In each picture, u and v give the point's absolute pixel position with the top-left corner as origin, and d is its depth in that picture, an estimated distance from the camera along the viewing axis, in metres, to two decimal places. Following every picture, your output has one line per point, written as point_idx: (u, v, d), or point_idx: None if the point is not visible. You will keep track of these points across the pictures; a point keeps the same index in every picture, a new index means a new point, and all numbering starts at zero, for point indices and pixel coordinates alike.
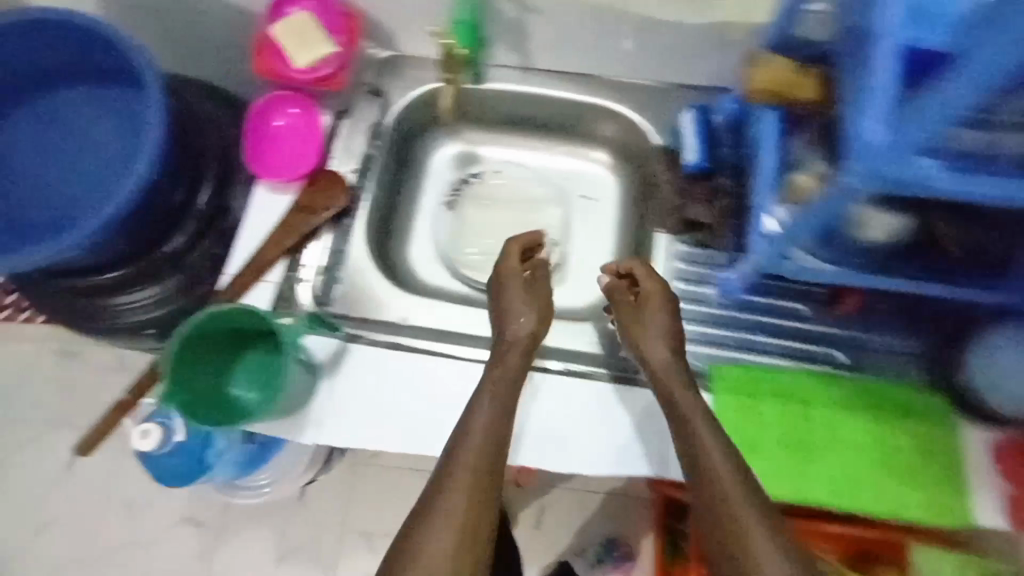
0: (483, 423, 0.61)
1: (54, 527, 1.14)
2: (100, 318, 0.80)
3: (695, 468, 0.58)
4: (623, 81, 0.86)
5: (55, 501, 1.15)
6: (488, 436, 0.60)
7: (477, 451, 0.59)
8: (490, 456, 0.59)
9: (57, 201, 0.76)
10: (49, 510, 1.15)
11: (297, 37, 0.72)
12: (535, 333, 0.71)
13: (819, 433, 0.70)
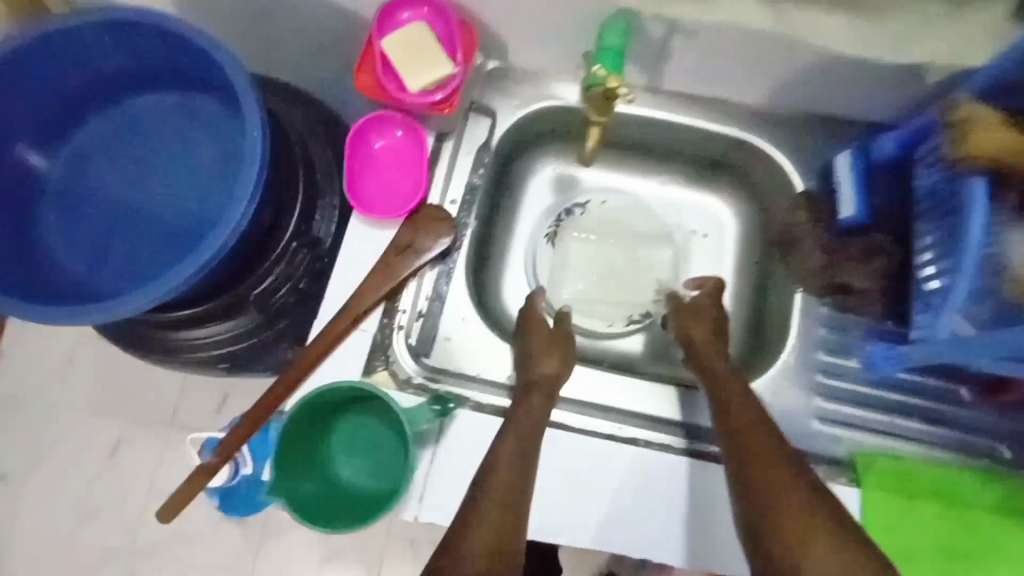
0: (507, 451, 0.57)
1: (74, 538, 1.05)
2: (180, 351, 0.74)
3: (770, 510, 0.50)
4: (765, 111, 0.74)
5: (76, 510, 1.06)
6: (513, 464, 0.55)
7: (501, 480, 0.53)
8: (513, 489, 0.53)
9: (137, 226, 0.70)
10: (69, 520, 1.05)
11: (410, 54, 0.62)
12: (558, 375, 0.66)
13: (988, 545, 0.61)
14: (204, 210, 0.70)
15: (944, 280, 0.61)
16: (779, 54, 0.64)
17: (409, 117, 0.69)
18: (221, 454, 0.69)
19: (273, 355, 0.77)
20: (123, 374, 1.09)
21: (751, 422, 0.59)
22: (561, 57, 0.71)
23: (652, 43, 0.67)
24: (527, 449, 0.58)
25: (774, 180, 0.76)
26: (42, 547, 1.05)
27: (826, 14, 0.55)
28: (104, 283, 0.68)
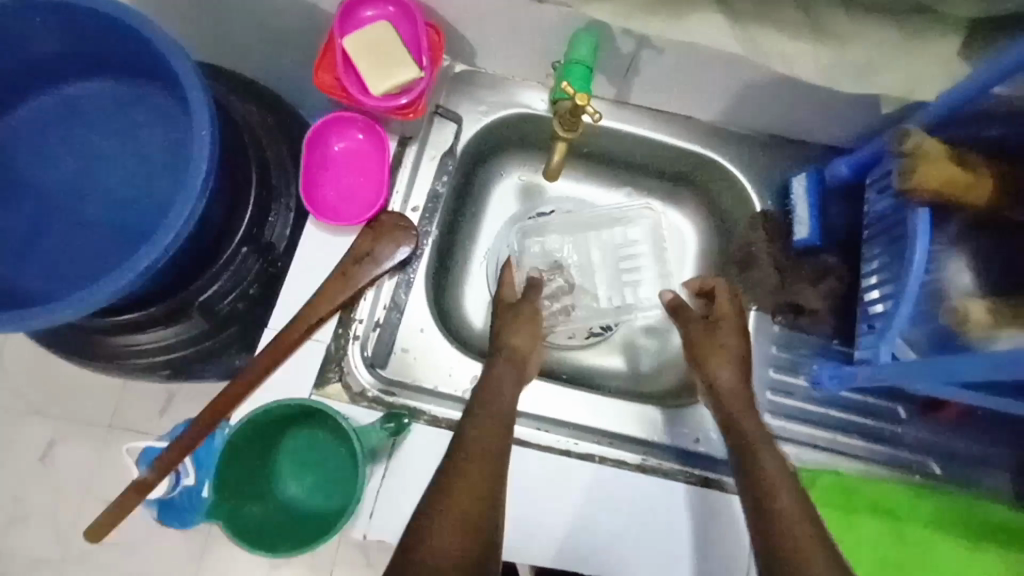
0: (481, 431, 0.58)
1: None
2: (114, 356, 0.69)
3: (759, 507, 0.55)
4: (729, 129, 0.75)
5: (1, 517, 0.98)
6: (482, 450, 0.56)
7: (475, 464, 0.55)
8: (488, 473, 0.55)
9: (67, 222, 0.65)
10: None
11: (372, 55, 0.60)
12: (526, 354, 0.67)
13: (914, 556, 0.64)
14: (143, 208, 0.66)
15: (887, 304, 0.64)
16: (741, 77, 0.65)
17: (372, 119, 0.66)
18: (158, 470, 0.67)
19: (219, 361, 0.73)
20: (57, 370, 1.01)
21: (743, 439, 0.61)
22: (529, 65, 0.69)
23: (620, 57, 0.66)
24: (497, 430, 0.59)
25: (735, 196, 0.77)
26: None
27: (790, 40, 0.55)
28: (25, 283, 0.63)
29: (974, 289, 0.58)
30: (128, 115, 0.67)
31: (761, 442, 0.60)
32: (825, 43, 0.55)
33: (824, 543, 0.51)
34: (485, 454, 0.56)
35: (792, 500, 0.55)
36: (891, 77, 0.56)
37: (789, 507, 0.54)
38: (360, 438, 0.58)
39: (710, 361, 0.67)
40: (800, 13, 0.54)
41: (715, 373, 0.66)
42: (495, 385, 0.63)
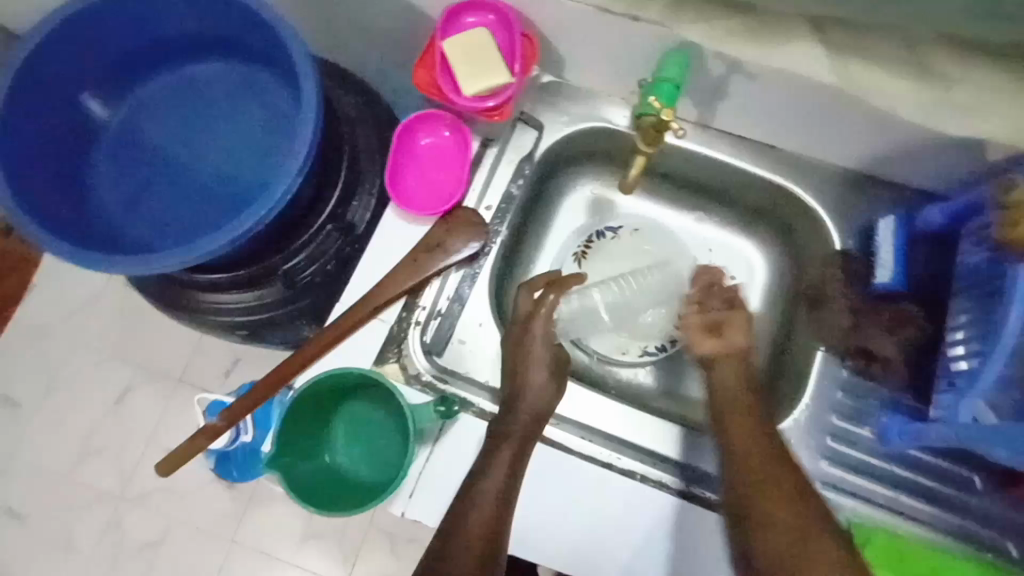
0: (489, 503, 0.57)
1: (75, 474, 1.07)
2: (197, 310, 0.76)
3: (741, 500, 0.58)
4: (812, 161, 0.73)
5: (80, 447, 1.08)
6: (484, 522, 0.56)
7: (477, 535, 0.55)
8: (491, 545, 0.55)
9: (180, 185, 0.72)
10: (74, 455, 1.08)
11: (468, 58, 0.63)
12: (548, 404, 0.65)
13: None
14: (248, 180, 0.72)
15: (973, 361, 0.60)
16: (831, 111, 0.63)
17: (459, 119, 0.71)
18: (227, 419, 0.71)
19: (291, 330, 0.79)
20: (144, 323, 1.10)
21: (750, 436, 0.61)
22: (615, 80, 0.71)
23: (708, 80, 0.66)
24: (506, 501, 0.58)
25: (811, 231, 0.74)
26: (34, 477, 1.07)
27: (890, 76, 0.54)
28: (140, 235, 0.71)
29: None
30: (241, 94, 0.74)
31: (761, 458, 0.60)
32: (928, 82, 0.53)
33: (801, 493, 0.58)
34: (489, 530, 0.56)
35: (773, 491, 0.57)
36: (1001, 124, 0.53)
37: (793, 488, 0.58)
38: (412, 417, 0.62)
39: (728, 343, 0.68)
40: (903, 49, 0.52)
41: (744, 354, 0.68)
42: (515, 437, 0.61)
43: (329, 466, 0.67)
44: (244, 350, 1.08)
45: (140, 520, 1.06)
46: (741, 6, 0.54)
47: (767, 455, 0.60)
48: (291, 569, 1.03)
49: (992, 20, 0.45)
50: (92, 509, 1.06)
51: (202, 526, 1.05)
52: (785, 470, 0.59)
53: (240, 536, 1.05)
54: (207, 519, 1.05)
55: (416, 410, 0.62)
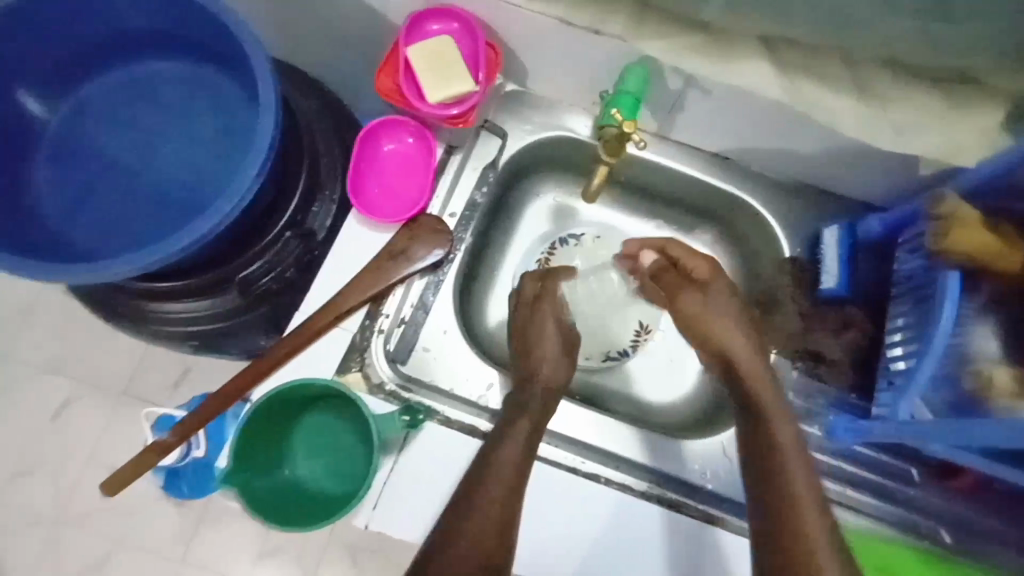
0: (509, 459, 0.59)
1: (6, 497, 1.00)
2: (147, 320, 0.73)
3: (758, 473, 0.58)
4: (763, 172, 0.76)
5: (11, 468, 1.01)
6: (507, 473, 0.58)
7: (500, 484, 0.57)
8: (511, 493, 0.57)
9: (128, 188, 0.69)
10: (4, 477, 1.00)
11: (432, 66, 0.63)
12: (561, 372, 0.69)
13: None
14: (202, 183, 0.69)
15: (910, 361, 0.63)
16: (781, 126, 0.66)
17: (422, 125, 0.70)
18: (178, 435, 0.69)
19: (249, 339, 0.77)
20: (83, 334, 1.04)
21: (763, 421, 0.61)
22: (578, 90, 0.72)
23: (667, 93, 0.68)
24: (525, 459, 0.59)
25: (763, 239, 0.78)
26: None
27: (834, 93, 0.57)
28: (82, 240, 0.67)
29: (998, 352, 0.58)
30: (193, 96, 0.72)
31: (769, 432, 0.60)
32: (868, 101, 0.56)
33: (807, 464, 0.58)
34: (509, 486, 0.57)
35: (787, 456, 0.58)
36: (933, 140, 0.57)
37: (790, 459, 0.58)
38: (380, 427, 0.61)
39: (698, 320, 0.69)
40: (846, 69, 0.56)
41: (723, 327, 0.68)
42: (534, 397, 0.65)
43: (287, 482, 0.65)
44: (194, 362, 1.03)
45: (80, 543, 1.00)
46: (698, 23, 0.56)
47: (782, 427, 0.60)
48: None
49: (924, 44, 0.49)
50: (25, 534, 0.99)
51: (148, 547, 1.00)
52: (779, 446, 0.59)
53: (191, 556, 1.00)
54: (154, 539, 1.00)
55: (384, 419, 0.61)
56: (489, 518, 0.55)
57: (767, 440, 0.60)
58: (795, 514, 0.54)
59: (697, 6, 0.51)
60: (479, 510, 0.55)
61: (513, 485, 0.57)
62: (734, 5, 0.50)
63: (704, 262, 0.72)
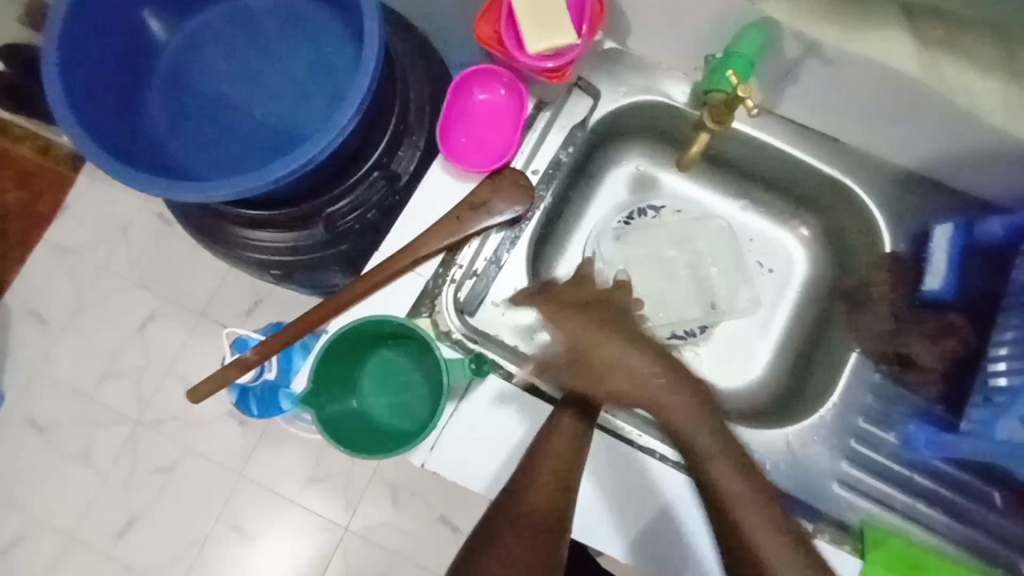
0: (563, 440, 0.57)
1: (96, 393, 1.10)
2: (235, 245, 0.77)
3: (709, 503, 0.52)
4: (873, 159, 0.70)
5: (102, 368, 1.11)
6: (558, 458, 0.55)
7: (551, 469, 0.55)
8: (563, 478, 0.54)
9: (229, 117, 0.74)
10: (95, 375, 1.11)
11: (536, 15, 0.61)
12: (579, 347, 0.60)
13: None
14: (295, 119, 0.73)
15: (1015, 380, 0.59)
16: (905, 107, 0.60)
17: (516, 77, 0.69)
18: (259, 352, 0.73)
19: (324, 276, 0.79)
20: (171, 254, 1.12)
21: (679, 420, 0.56)
22: (682, 53, 0.68)
23: (779, 61, 0.63)
24: (579, 443, 0.57)
25: (861, 231, 0.72)
26: (56, 391, 1.10)
27: (978, 75, 0.51)
28: (184, 160, 0.73)
29: None
30: (299, 31, 0.74)
31: (695, 437, 0.55)
32: (1020, 85, 0.50)
33: (738, 463, 0.53)
34: (559, 470, 0.55)
35: (723, 456, 0.53)
36: None
37: (723, 463, 0.53)
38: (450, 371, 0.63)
39: (608, 372, 0.58)
40: (998, 48, 0.50)
41: (622, 372, 0.58)
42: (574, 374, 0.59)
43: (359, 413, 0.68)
44: (268, 292, 1.09)
45: (154, 444, 1.09)
46: None
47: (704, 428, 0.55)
48: (295, 506, 1.07)
49: None
50: (109, 428, 1.10)
51: (212, 457, 1.08)
52: (692, 448, 0.55)
53: (248, 470, 1.08)
54: (218, 450, 1.08)
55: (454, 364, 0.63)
56: (546, 490, 0.53)
57: (695, 444, 0.54)
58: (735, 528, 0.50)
59: None
60: (535, 484, 0.53)
61: (565, 472, 0.55)
62: None
63: (574, 325, 0.62)
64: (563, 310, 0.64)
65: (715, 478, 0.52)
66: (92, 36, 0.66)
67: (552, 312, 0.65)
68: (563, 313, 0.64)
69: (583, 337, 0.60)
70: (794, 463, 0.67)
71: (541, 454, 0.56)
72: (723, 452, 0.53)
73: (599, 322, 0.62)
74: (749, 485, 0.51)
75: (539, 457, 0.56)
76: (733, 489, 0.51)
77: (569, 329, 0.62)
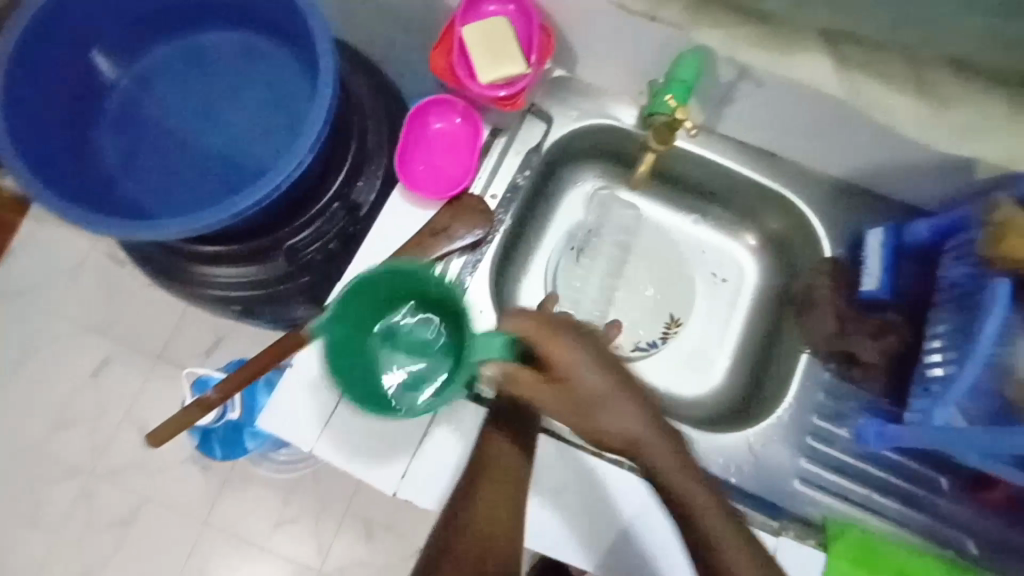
0: (503, 448, 0.59)
1: (44, 447, 1.05)
2: (193, 282, 0.76)
3: (685, 525, 0.52)
4: (808, 171, 0.75)
5: (50, 419, 1.05)
6: (504, 466, 0.58)
7: (493, 483, 0.57)
8: (508, 491, 0.57)
9: (184, 154, 0.74)
10: (43, 426, 1.05)
11: (485, 46, 0.63)
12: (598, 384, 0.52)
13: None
14: (251, 152, 0.73)
15: (948, 368, 0.63)
16: (832, 123, 0.65)
17: (470, 106, 0.72)
18: (220, 392, 0.73)
19: (286, 309, 0.78)
20: (125, 296, 1.08)
21: (665, 467, 0.51)
22: (627, 79, 0.72)
23: (716, 84, 0.67)
24: (518, 447, 0.59)
25: (803, 239, 0.77)
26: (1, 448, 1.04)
27: (891, 92, 0.56)
28: (140, 199, 0.72)
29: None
30: (253, 68, 0.75)
31: (666, 472, 0.51)
32: (929, 101, 0.55)
33: (687, 467, 0.52)
34: (505, 476, 0.57)
35: (685, 476, 0.51)
36: (992, 145, 0.56)
37: (692, 475, 0.52)
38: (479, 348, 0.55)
39: (591, 409, 0.51)
40: (905, 67, 0.55)
41: (616, 417, 0.51)
42: (544, 397, 0.52)
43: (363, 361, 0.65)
44: (229, 329, 1.06)
45: (110, 497, 1.04)
46: (757, 14, 0.56)
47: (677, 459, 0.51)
48: (263, 551, 1.03)
49: (992, 41, 0.48)
50: (60, 482, 1.04)
51: (174, 506, 1.04)
52: (659, 474, 0.52)
53: (213, 516, 1.04)
54: (179, 497, 1.04)
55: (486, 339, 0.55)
56: (487, 512, 0.56)
57: (670, 475, 0.52)
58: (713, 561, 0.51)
59: None
60: (477, 502, 0.56)
61: (512, 475, 0.57)
62: None
63: (565, 348, 0.52)
64: (552, 334, 0.53)
65: (694, 505, 0.51)
66: (38, 79, 0.66)
67: (544, 321, 0.54)
68: (556, 334, 0.53)
69: (568, 362, 0.52)
70: (756, 465, 0.70)
71: (482, 480, 0.57)
72: (686, 466, 0.52)
73: (584, 342, 0.53)
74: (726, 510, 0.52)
75: (479, 472, 0.58)
76: (712, 524, 0.51)
77: (553, 349, 0.52)
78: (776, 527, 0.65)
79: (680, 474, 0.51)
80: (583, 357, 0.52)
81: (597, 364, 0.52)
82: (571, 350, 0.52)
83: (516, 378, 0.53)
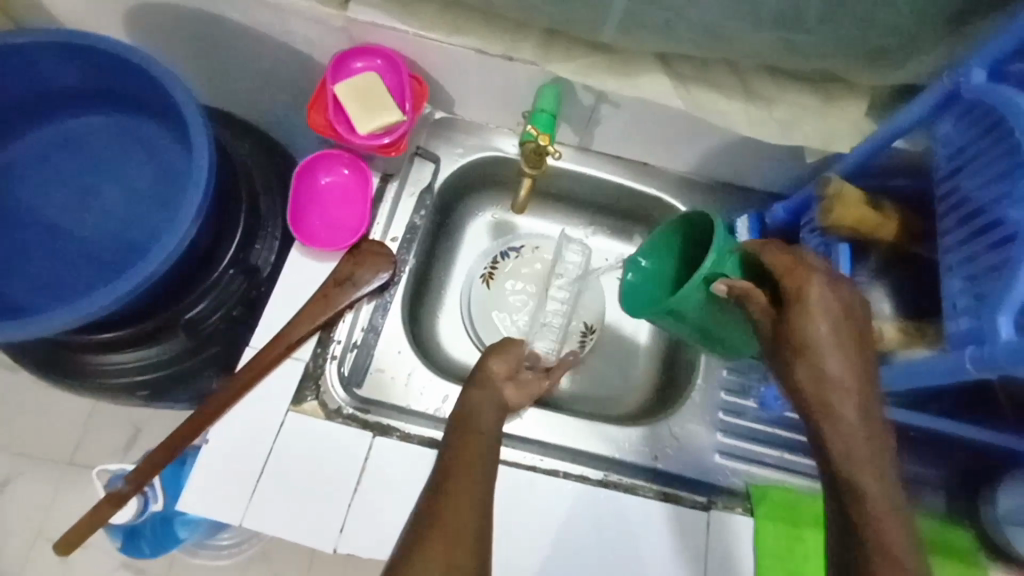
0: (467, 453, 0.57)
1: None
2: (89, 374, 0.73)
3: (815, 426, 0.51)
4: (679, 175, 0.83)
5: None
6: (473, 471, 0.55)
7: (460, 484, 0.54)
8: (479, 493, 0.53)
9: (62, 243, 0.71)
10: None
11: (360, 100, 0.66)
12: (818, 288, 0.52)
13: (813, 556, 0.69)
14: (135, 231, 0.72)
15: None
16: (683, 131, 0.73)
17: (357, 157, 0.74)
18: (132, 483, 0.70)
19: (197, 384, 0.77)
20: (23, 405, 1.00)
21: (834, 374, 0.51)
22: (500, 113, 0.77)
23: (581, 108, 0.74)
24: (482, 458, 0.57)
25: None
26: None
27: (720, 97, 0.64)
28: (15, 297, 0.69)
29: (882, 294, 0.65)
30: (129, 149, 0.75)
31: (839, 393, 0.51)
32: (752, 102, 0.64)
33: (869, 402, 0.51)
34: (474, 481, 0.54)
35: (862, 400, 0.51)
36: (813, 132, 0.64)
37: (850, 394, 0.50)
38: (718, 258, 0.60)
39: (806, 317, 0.52)
40: (727, 75, 0.64)
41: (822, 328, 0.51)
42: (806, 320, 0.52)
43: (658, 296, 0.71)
44: (144, 420, 1.00)
45: None
46: (594, 45, 0.63)
47: (848, 366, 0.51)
48: None
49: (784, 50, 0.56)
50: None
51: None
52: (828, 385, 0.51)
53: None
54: None
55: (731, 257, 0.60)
56: (456, 514, 0.51)
57: (837, 388, 0.51)
58: (857, 491, 0.48)
59: (592, 28, 0.58)
60: (446, 507, 0.52)
61: (481, 482, 0.55)
62: (622, 27, 0.57)
63: (811, 277, 0.53)
64: (795, 263, 0.54)
65: (841, 422, 0.50)
66: None
67: (797, 257, 0.54)
68: (805, 266, 0.53)
69: (814, 295, 0.52)
70: (679, 448, 0.75)
71: (447, 487, 0.53)
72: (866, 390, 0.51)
73: (839, 286, 0.53)
74: (877, 441, 0.50)
75: (444, 480, 0.54)
76: (862, 452, 0.49)
77: (799, 280, 0.53)
78: (705, 503, 0.72)
79: (846, 394, 0.50)
80: (829, 285, 0.52)
81: (844, 294, 0.53)
82: (821, 280, 0.52)
83: (755, 297, 0.55)
